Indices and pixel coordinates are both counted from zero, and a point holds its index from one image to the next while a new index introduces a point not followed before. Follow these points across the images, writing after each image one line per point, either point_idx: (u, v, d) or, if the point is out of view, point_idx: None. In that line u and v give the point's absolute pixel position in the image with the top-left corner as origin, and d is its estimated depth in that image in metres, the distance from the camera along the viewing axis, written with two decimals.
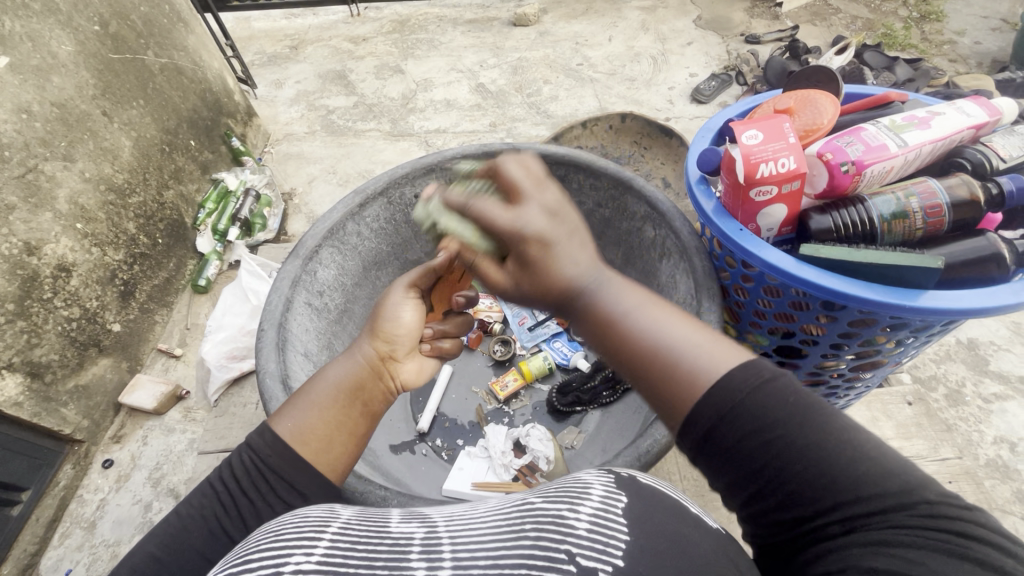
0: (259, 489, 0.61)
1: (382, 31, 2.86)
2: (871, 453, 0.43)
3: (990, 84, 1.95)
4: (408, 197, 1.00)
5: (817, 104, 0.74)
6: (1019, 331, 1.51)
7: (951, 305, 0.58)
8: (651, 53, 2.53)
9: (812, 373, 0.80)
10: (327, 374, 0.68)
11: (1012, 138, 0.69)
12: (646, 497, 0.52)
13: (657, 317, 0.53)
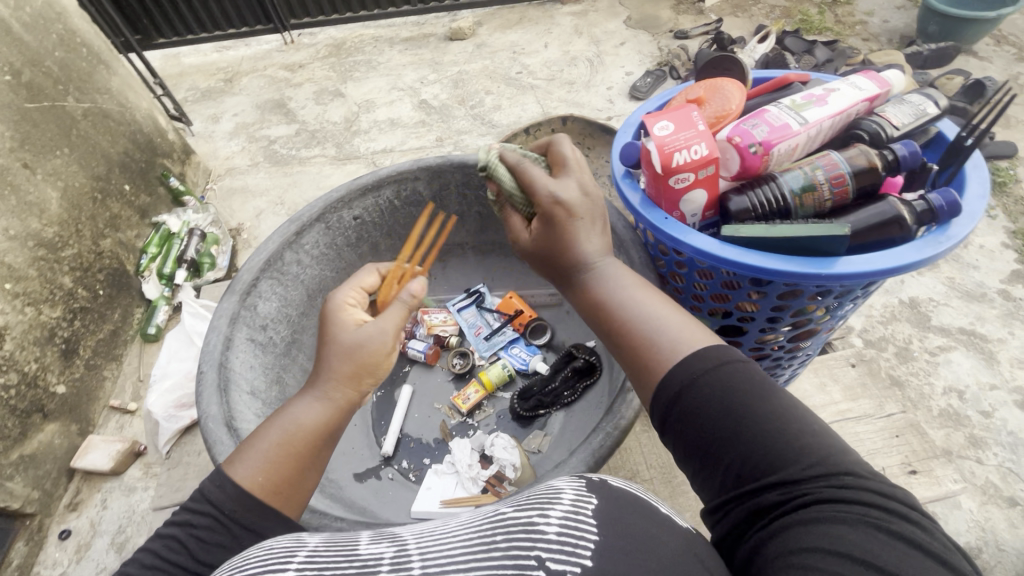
0: (214, 545, 0.58)
1: (319, 57, 2.83)
2: (815, 446, 0.48)
3: (900, 59, 2.08)
4: (347, 220, 0.99)
5: (725, 91, 0.77)
6: (953, 285, 1.60)
7: (863, 268, 0.61)
8: (586, 56, 2.59)
9: (756, 348, 0.83)
10: (296, 414, 0.65)
11: (901, 107, 0.74)
12: (615, 496, 0.53)
13: (647, 299, 0.62)
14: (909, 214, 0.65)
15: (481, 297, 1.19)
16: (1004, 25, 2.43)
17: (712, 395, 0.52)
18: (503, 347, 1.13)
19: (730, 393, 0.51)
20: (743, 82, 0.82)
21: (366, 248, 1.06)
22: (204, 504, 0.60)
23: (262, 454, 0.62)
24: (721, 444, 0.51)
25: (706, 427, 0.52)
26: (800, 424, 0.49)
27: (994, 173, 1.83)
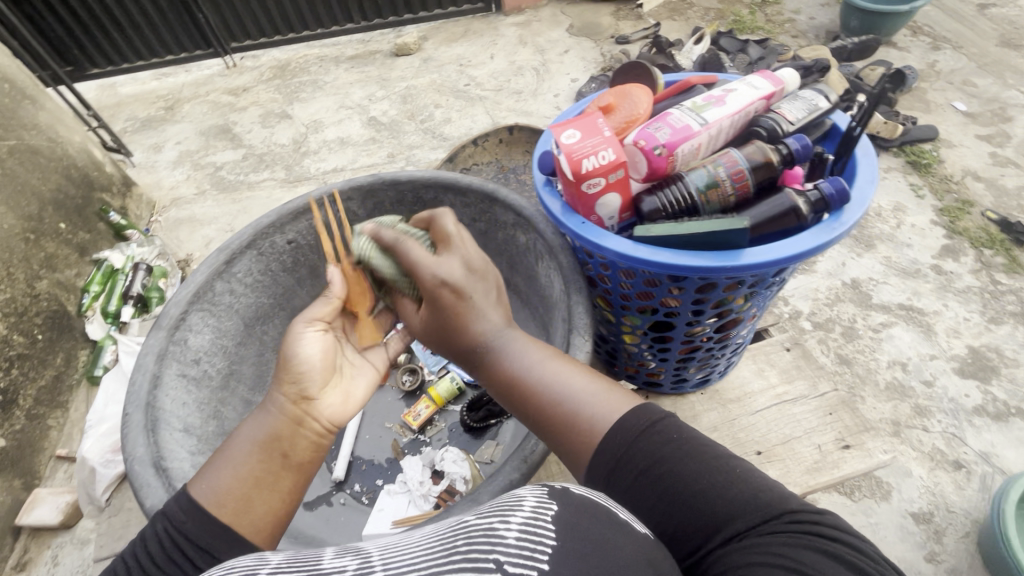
0: (167, 561, 0.58)
1: (263, 79, 2.78)
2: (745, 483, 0.55)
3: (827, 53, 2.18)
4: (281, 244, 0.97)
5: (633, 96, 0.80)
6: (890, 264, 1.68)
7: (765, 258, 0.64)
8: (532, 65, 2.63)
9: (686, 341, 0.85)
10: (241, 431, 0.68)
11: (795, 103, 0.78)
12: (578, 500, 0.53)
13: (558, 371, 0.67)
14: (804, 206, 0.69)
15: None
16: (918, 17, 2.58)
17: (646, 468, 0.58)
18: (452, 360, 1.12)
19: (656, 463, 0.57)
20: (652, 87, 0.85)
21: (304, 272, 1.04)
22: (162, 526, 0.61)
23: (211, 466, 0.65)
24: (659, 512, 0.57)
25: (646, 501, 0.57)
26: (723, 471, 0.56)
27: (919, 156, 1.94)
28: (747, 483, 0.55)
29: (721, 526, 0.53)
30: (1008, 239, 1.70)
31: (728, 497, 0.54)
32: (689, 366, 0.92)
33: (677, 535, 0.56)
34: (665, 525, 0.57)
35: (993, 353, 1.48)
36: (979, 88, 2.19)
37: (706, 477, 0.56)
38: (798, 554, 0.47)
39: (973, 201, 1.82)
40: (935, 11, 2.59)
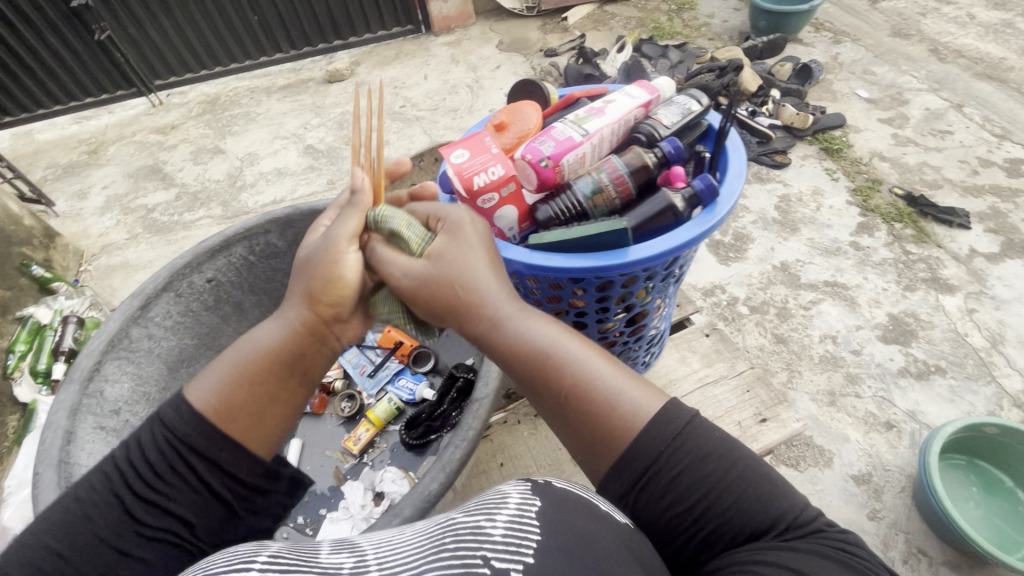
0: (169, 469, 0.61)
1: (192, 115, 2.71)
2: (779, 489, 0.57)
3: (739, 54, 2.32)
4: (200, 284, 0.95)
5: (523, 113, 0.85)
6: (814, 244, 1.79)
7: (648, 253, 0.68)
8: (465, 83, 2.67)
9: (602, 338, 0.89)
10: (252, 337, 0.68)
11: (670, 108, 0.84)
12: (559, 495, 0.55)
13: (576, 346, 0.62)
14: (682, 201, 0.73)
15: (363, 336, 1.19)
16: (819, 15, 2.78)
17: (685, 466, 0.56)
18: (389, 381, 1.12)
19: (704, 458, 0.57)
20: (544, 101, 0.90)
21: (228, 308, 1.03)
22: (165, 431, 0.62)
23: (219, 371, 0.66)
24: (687, 509, 0.56)
25: (677, 500, 0.56)
26: (764, 472, 0.58)
27: (830, 142, 2.08)
28: (780, 490, 0.57)
29: (755, 524, 0.55)
30: (915, 212, 1.84)
31: (767, 498, 0.56)
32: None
33: (701, 532, 0.56)
34: (692, 523, 0.56)
35: (911, 318, 1.59)
36: (878, 75, 2.37)
37: (747, 476, 0.57)
38: (822, 563, 0.50)
39: (881, 180, 1.96)
40: (834, 8, 2.80)
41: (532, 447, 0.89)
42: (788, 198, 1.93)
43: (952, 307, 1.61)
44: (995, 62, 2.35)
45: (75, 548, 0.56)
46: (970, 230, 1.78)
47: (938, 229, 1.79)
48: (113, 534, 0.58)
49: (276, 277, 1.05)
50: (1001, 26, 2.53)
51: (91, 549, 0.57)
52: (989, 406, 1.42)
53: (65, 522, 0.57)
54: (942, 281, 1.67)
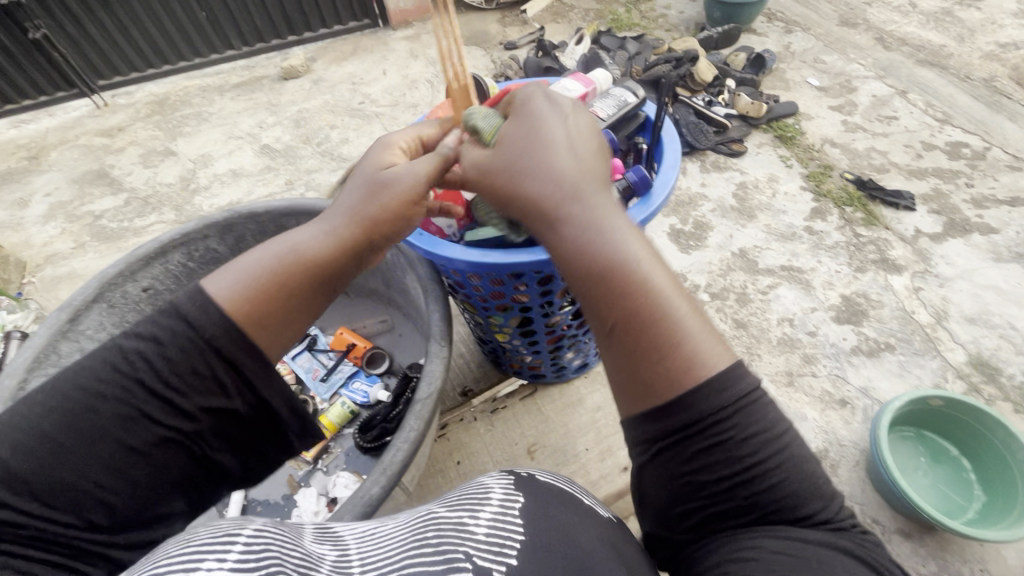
0: (187, 368, 0.67)
1: (139, 116, 2.60)
2: (814, 483, 0.58)
3: (695, 45, 2.36)
4: (136, 293, 0.91)
5: (463, 110, 0.87)
6: (770, 230, 1.84)
7: None
8: (426, 77, 2.64)
9: (549, 331, 0.89)
10: (293, 238, 0.73)
11: (607, 100, 0.86)
12: (542, 491, 0.59)
13: (652, 271, 0.60)
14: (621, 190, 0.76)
15: (314, 339, 1.16)
16: (772, 5, 2.84)
17: (731, 435, 0.57)
18: (343, 384, 1.10)
19: (753, 439, 0.57)
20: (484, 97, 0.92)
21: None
22: (189, 329, 0.67)
23: (252, 266, 0.70)
24: (711, 471, 0.57)
25: (709, 461, 0.57)
26: (803, 475, 0.58)
27: (783, 130, 2.14)
28: (814, 484, 0.58)
29: (773, 514, 0.56)
30: (864, 195, 1.91)
31: (796, 497, 0.56)
32: (562, 353, 0.96)
33: (719, 495, 0.57)
34: (712, 487, 0.57)
35: (862, 298, 1.65)
36: (828, 64, 2.44)
37: (784, 470, 0.57)
38: (830, 549, 0.53)
39: (832, 165, 2.02)
40: None
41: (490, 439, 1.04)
42: (745, 185, 1.97)
43: (900, 286, 1.67)
44: (936, 49, 2.44)
45: (80, 442, 0.64)
46: (915, 211, 1.86)
47: (886, 212, 1.86)
48: (120, 429, 0.66)
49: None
50: (942, 14, 2.62)
51: (97, 442, 0.65)
52: (935, 379, 1.49)
53: (76, 411, 0.65)
54: (890, 261, 1.73)
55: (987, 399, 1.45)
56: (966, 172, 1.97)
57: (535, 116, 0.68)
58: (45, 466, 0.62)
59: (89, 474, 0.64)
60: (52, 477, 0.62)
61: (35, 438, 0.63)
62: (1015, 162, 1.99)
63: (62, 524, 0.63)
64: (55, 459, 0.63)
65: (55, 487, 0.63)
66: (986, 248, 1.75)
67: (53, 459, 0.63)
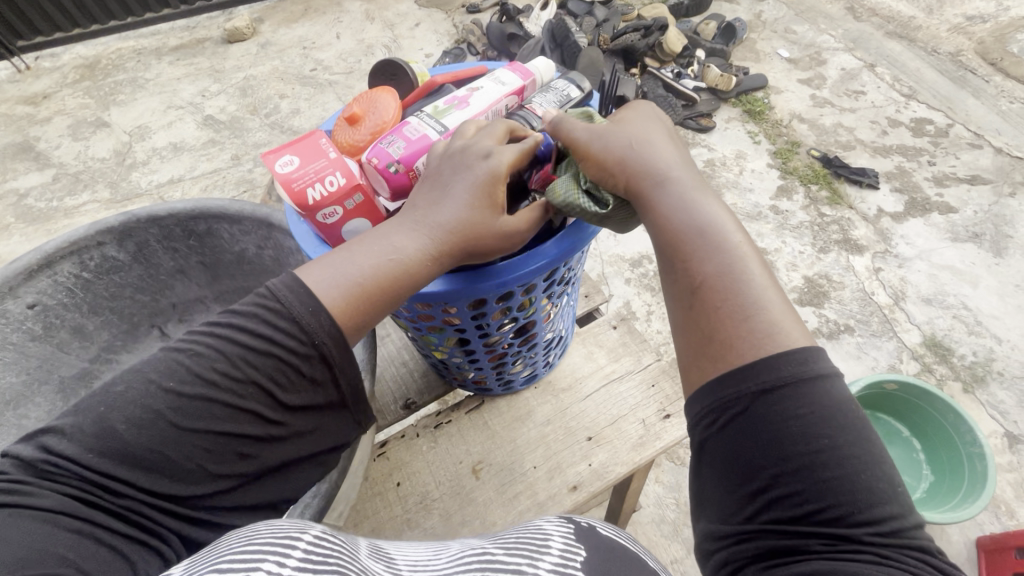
0: (274, 372, 0.52)
1: (67, 82, 2.37)
2: (901, 503, 0.43)
3: (666, 13, 2.26)
4: (16, 313, 0.69)
5: (378, 101, 0.67)
6: (737, 210, 1.81)
7: (515, 267, 0.56)
8: (383, 42, 2.47)
9: (489, 351, 0.69)
10: (392, 240, 0.54)
11: (547, 94, 0.68)
12: (604, 546, 0.50)
13: (741, 252, 0.52)
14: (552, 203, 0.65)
15: None
16: None
17: (812, 411, 0.44)
18: None
19: (831, 417, 0.44)
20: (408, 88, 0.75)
21: (65, 334, 0.77)
22: (295, 329, 0.51)
23: (348, 274, 0.53)
24: (783, 457, 0.44)
25: (781, 442, 0.44)
26: (886, 467, 0.44)
27: (752, 104, 2.08)
28: (902, 504, 0.43)
29: (840, 511, 0.42)
30: (830, 173, 1.89)
31: (873, 494, 0.42)
32: (509, 370, 0.75)
33: (781, 488, 0.44)
34: (773, 476, 0.45)
35: (824, 280, 1.65)
36: (798, 34, 2.38)
37: (862, 458, 0.43)
38: None
39: (800, 142, 1.99)
40: None
41: (431, 463, 0.74)
42: (712, 162, 1.93)
43: (860, 267, 1.68)
44: (905, 20, 2.40)
45: (191, 418, 0.49)
46: (878, 189, 1.85)
47: (850, 191, 1.85)
48: (229, 417, 0.51)
49: (128, 292, 0.81)
50: None
51: (205, 428, 0.50)
52: (890, 360, 1.52)
53: (185, 379, 0.50)
54: (853, 241, 1.74)
55: (938, 379, 1.49)
56: (929, 150, 1.97)
57: (645, 114, 0.61)
58: (157, 441, 0.49)
59: (197, 458, 0.50)
60: (156, 453, 0.49)
61: (139, 404, 0.49)
62: (976, 140, 1.99)
63: (172, 500, 0.50)
64: (166, 435, 0.49)
65: (159, 464, 0.49)
66: (944, 227, 1.77)
67: (158, 435, 0.49)
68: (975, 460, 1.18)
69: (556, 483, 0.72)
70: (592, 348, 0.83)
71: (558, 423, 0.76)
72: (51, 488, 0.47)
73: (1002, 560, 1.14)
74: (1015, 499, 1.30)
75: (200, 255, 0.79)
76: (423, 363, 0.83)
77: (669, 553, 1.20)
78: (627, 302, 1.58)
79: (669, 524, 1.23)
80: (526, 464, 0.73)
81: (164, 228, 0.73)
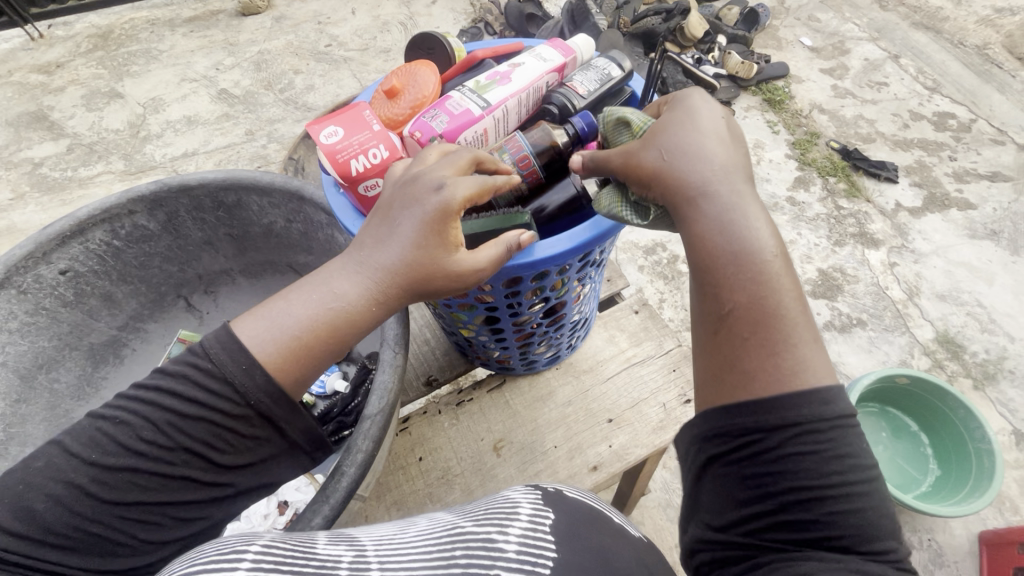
0: (199, 434, 0.50)
1: (80, 51, 2.35)
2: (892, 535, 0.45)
3: None
4: (49, 278, 0.70)
5: (418, 74, 0.67)
6: None
7: (562, 247, 0.56)
8: (399, 19, 2.43)
9: (517, 330, 0.69)
10: (333, 285, 0.53)
11: (588, 72, 0.68)
12: (574, 511, 0.51)
13: (775, 276, 0.50)
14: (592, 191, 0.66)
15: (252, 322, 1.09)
16: None
17: (832, 445, 0.45)
18: None
19: (849, 455, 0.45)
20: (446, 62, 0.74)
21: (95, 301, 0.78)
22: (226, 389, 0.50)
23: (285, 323, 0.52)
24: (796, 487, 0.45)
25: (796, 476, 0.45)
26: (885, 504, 0.46)
27: (772, 93, 2.06)
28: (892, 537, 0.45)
29: (846, 540, 0.44)
30: (848, 165, 1.87)
31: (874, 529, 0.44)
32: (534, 350, 0.75)
33: (792, 513, 0.45)
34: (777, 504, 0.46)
35: (838, 273, 1.65)
36: (822, 22, 2.33)
37: (870, 496, 0.45)
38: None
39: (819, 133, 1.96)
40: None
41: (453, 439, 0.75)
42: None
43: (876, 261, 1.67)
44: (932, 11, 2.34)
45: (119, 491, 0.48)
46: (897, 183, 1.83)
47: (869, 184, 1.83)
48: (160, 486, 0.50)
49: (156, 262, 0.81)
50: None
51: (138, 500, 0.49)
52: (902, 355, 1.51)
53: (109, 452, 0.48)
54: (869, 235, 1.72)
55: (950, 376, 1.49)
56: (950, 144, 1.94)
57: (691, 105, 0.57)
58: (84, 516, 0.48)
59: (131, 529, 0.49)
60: (87, 530, 0.48)
61: (61, 480, 0.48)
62: (999, 136, 1.96)
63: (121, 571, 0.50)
64: (95, 509, 0.48)
65: (95, 541, 0.48)
66: (962, 224, 1.75)
67: (86, 512, 0.48)
68: (983, 456, 1.18)
69: (576, 462, 0.73)
70: (614, 331, 0.83)
71: (579, 404, 0.77)
72: None
73: (1005, 554, 1.15)
74: (1020, 496, 1.31)
75: (228, 228, 0.80)
76: (445, 341, 0.84)
77: (674, 537, 1.21)
78: (640, 290, 1.58)
79: (675, 509, 1.25)
80: (546, 444, 0.74)
81: (190, 198, 0.73)
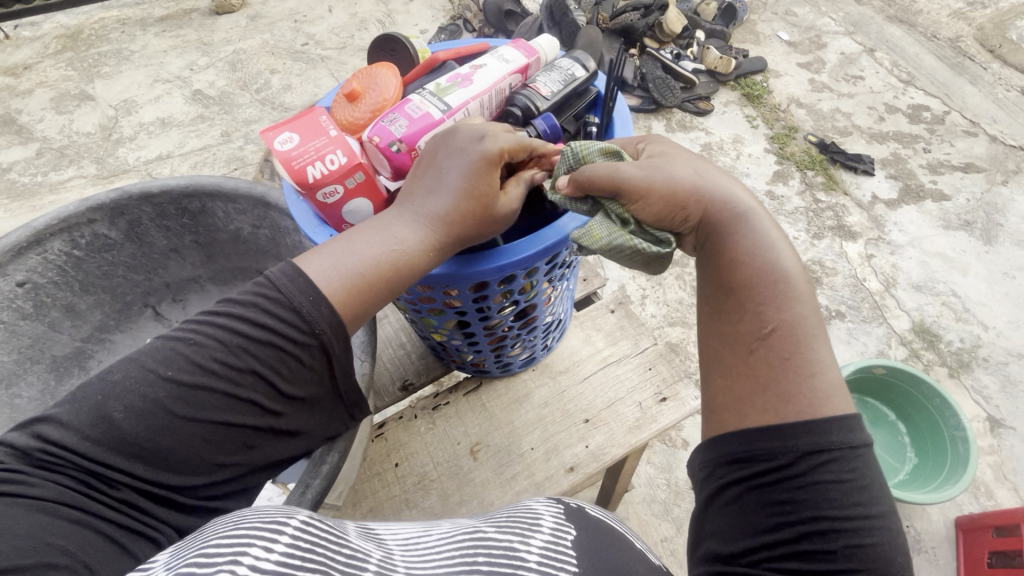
0: (265, 363, 0.50)
1: (48, 53, 2.29)
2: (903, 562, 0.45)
3: None
4: (5, 290, 0.68)
5: (378, 78, 0.66)
6: None
7: (519, 250, 0.56)
8: (376, 17, 2.40)
9: (489, 333, 0.69)
10: (393, 231, 0.54)
11: (551, 74, 0.67)
12: (592, 525, 0.50)
13: (808, 295, 0.52)
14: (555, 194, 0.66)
15: None
16: None
17: (854, 475, 0.45)
18: None
19: (867, 487, 0.45)
20: (409, 65, 0.73)
21: (56, 313, 0.76)
22: (294, 318, 0.50)
23: (348, 262, 0.53)
24: (817, 515, 0.44)
25: (818, 505, 0.45)
26: (897, 537, 0.46)
27: (751, 87, 2.07)
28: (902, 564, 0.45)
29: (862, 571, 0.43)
30: (826, 159, 1.89)
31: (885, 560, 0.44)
32: (508, 353, 0.75)
33: (809, 543, 0.44)
34: (796, 522, 0.45)
35: (817, 266, 1.67)
36: (799, 17, 2.35)
37: (886, 531, 0.45)
38: None
39: (797, 127, 1.98)
40: None
41: (429, 444, 0.74)
42: (710, 146, 1.92)
43: (853, 253, 1.69)
44: (906, 5, 2.38)
45: (189, 407, 0.48)
46: (873, 175, 1.86)
47: (845, 177, 1.86)
48: (229, 406, 0.49)
49: (121, 272, 0.79)
50: None
51: (209, 418, 0.49)
52: (879, 345, 1.54)
53: (184, 368, 0.48)
54: (846, 228, 1.75)
55: (925, 365, 1.51)
56: (924, 136, 1.97)
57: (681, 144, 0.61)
58: (154, 429, 0.47)
59: (199, 448, 0.49)
60: (157, 444, 0.47)
61: (143, 394, 0.47)
62: (971, 128, 2.00)
63: (174, 489, 0.49)
64: (166, 423, 0.47)
65: (157, 454, 0.48)
66: (937, 215, 1.78)
67: (159, 424, 0.47)
68: (958, 444, 1.21)
69: (553, 463, 0.73)
70: (590, 331, 0.83)
71: (556, 405, 0.77)
72: (46, 478, 0.45)
73: (980, 539, 1.18)
74: (995, 481, 1.34)
75: (194, 234, 0.78)
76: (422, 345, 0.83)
77: (659, 532, 1.22)
78: (622, 286, 1.58)
79: (659, 504, 1.26)
80: (523, 446, 0.74)
81: (151, 206, 0.71)
